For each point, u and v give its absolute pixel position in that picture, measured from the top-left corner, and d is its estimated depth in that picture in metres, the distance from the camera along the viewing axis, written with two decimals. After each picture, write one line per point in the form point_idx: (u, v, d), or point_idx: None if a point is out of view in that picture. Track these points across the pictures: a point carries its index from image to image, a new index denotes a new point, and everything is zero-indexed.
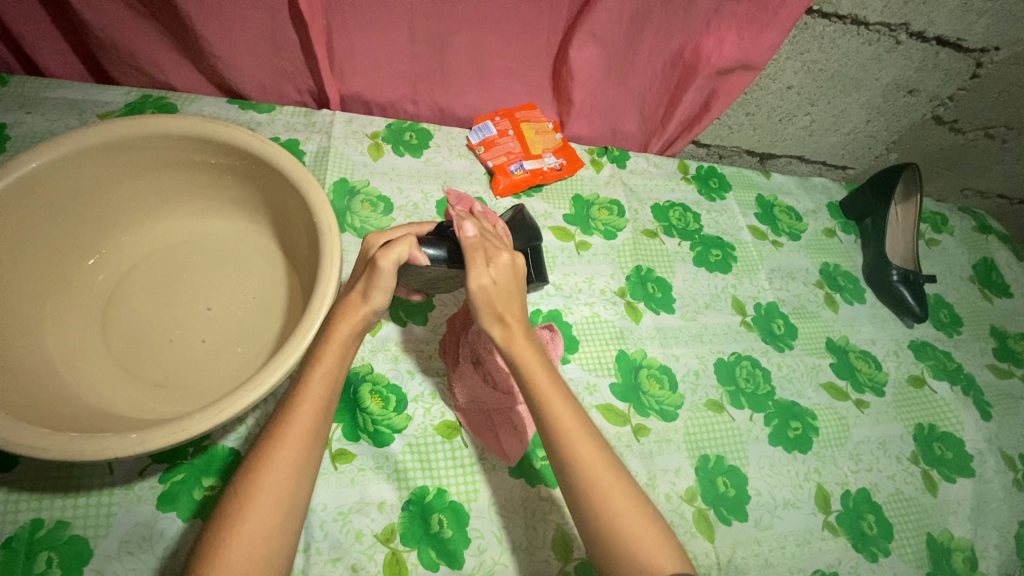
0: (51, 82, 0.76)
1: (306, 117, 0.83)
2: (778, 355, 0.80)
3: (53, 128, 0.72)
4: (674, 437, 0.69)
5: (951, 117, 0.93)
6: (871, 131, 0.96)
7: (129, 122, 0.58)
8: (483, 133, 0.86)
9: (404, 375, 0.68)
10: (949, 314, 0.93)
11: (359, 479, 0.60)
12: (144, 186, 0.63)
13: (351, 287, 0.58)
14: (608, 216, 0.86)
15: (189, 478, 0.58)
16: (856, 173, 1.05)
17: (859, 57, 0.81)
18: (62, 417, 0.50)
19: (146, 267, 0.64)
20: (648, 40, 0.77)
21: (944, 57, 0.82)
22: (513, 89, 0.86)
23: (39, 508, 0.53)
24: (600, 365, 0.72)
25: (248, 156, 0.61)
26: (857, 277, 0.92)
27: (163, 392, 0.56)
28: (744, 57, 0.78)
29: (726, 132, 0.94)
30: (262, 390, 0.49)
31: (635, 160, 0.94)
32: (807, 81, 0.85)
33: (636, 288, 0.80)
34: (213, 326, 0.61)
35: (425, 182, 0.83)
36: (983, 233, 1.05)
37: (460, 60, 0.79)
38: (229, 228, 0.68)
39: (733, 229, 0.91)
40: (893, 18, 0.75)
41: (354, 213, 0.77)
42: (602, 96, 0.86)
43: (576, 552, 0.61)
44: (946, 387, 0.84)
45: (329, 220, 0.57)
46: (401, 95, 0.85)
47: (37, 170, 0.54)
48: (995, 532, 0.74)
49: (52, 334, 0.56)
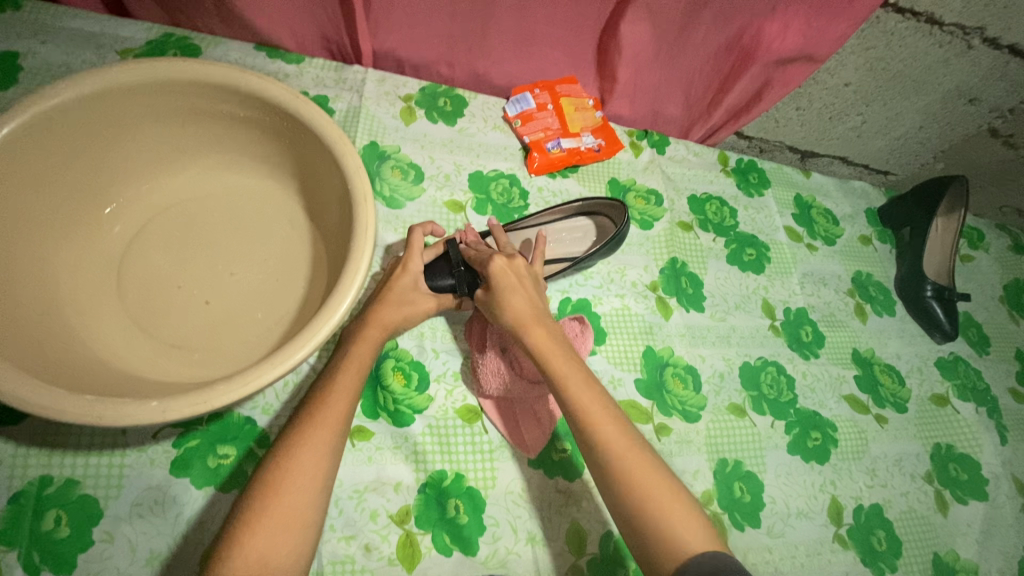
0: (67, 11, 0.71)
1: (337, 72, 0.79)
2: (804, 363, 0.78)
3: (70, 63, 0.68)
4: (695, 438, 0.68)
5: (1007, 131, 0.89)
6: (922, 138, 0.91)
7: (154, 64, 0.53)
8: (521, 106, 0.81)
9: (427, 354, 0.66)
10: (977, 334, 0.91)
11: (376, 458, 0.59)
12: (168, 131, 0.59)
13: (393, 287, 0.58)
14: (644, 206, 0.83)
15: (204, 445, 0.56)
16: (897, 179, 1.01)
17: (926, 58, 0.76)
18: (76, 375, 0.47)
19: (163, 220, 0.60)
20: (706, 20, 0.72)
21: (1013, 67, 0.78)
22: (556, 61, 0.81)
23: (48, 465, 0.52)
24: (626, 360, 0.70)
25: (281, 112, 0.57)
26: (889, 289, 0.90)
27: (180, 355, 0.54)
28: (807, 47, 0.74)
29: (772, 125, 0.89)
30: (288, 364, 0.46)
31: (675, 147, 0.90)
32: (866, 79, 0.80)
33: (668, 282, 0.78)
34: (234, 292, 0.58)
35: (457, 153, 0.79)
36: (1017, 254, 1.03)
37: (505, 25, 0.74)
38: (252, 185, 0.64)
39: (769, 229, 0.88)
40: (969, 20, 0.71)
41: (384, 179, 0.74)
42: (648, 76, 0.82)
43: (590, 547, 0.61)
44: (968, 409, 0.83)
45: (364, 189, 0.54)
46: (437, 56, 0.80)
47: (60, 106, 0.50)
48: (1000, 557, 0.74)
49: (67, 286, 0.53)
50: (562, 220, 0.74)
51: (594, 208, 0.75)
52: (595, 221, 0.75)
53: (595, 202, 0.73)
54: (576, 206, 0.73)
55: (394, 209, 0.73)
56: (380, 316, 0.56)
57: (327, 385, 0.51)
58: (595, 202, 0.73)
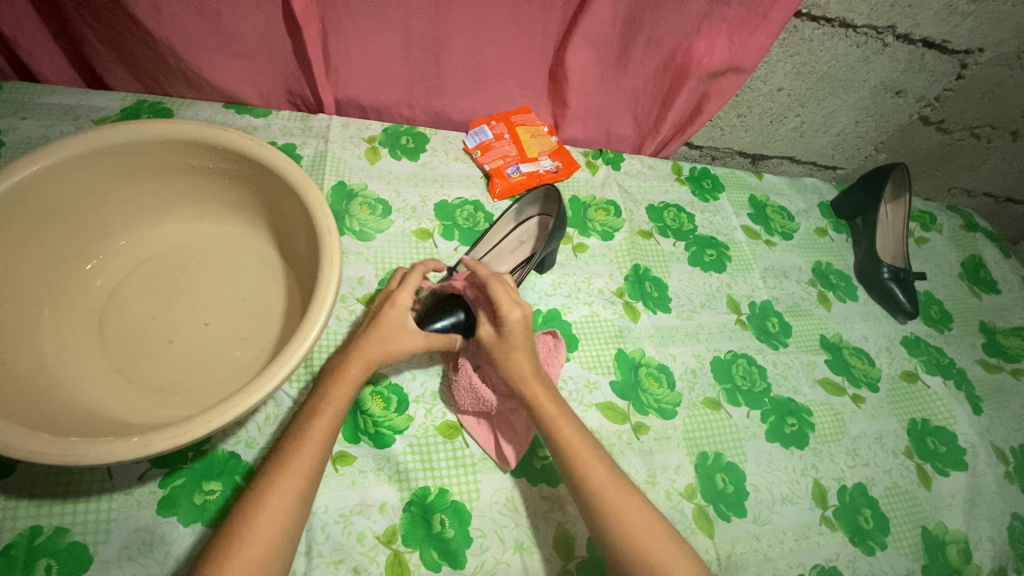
0: (44, 88, 0.76)
1: (303, 122, 0.84)
2: (773, 353, 0.81)
3: (48, 134, 0.72)
4: (673, 434, 0.70)
5: (937, 118, 0.95)
6: (861, 132, 0.97)
7: (125, 127, 0.58)
8: (479, 137, 0.87)
9: (405, 376, 0.68)
10: (940, 311, 0.94)
11: (360, 480, 0.60)
12: (144, 189, 0.63)
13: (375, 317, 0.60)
14: (604, 218, 0.87)
15: (189, 482, 0.58)
16: (845, 173, 1.07)
17: (847, 59, 0.82)
18: (62, 422, 0.49)
19: (140, 274, 0.63)
20: (641, 43, 0.78)
21: (930, 59, 0.84)
22: (509, 93, 0.86)
23: (38, 515, 0.53)
24: (600, 363, 0.73)
25: (247, 160, 0.61)
26: (849, 276, 0.94)
27: (163, 398, 0.56)
28: (735, 59, 0.79)
29: (718, 134, 0.95)
30: (263, 393, 0.48)
31: (630, 163, 0.95)
32: (797, 83, 0.86)
33: (633, 288, 0.81)
34: (213, 335, 0.60)
35: (422, 185, 0.84)
36: (970, 231, 1.07)
37: (456, 65, 0.79)
38: (224, 231, 0.68)
39: (727, 229, 0.92)
40: (879, 21, 0.77)
41: (352, 216, 0.78)
42: (596, 99, 0.87)
43: (578, 551, 0.62)
44: (938, 382, 0.85)
45: (327, 222, 0.58)
46: (397, 99, 0.85)
47: (36, 174, 0.54)
48: (988, 524, 0.75)
49: (50, 339, 0.56)
50: (513, 228, 0.80)
51: (528, 207, 0.80)
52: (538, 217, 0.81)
53: (526, 202, 0.78)
54: (513, 215, 0.78)
55: (364, 242, 0.76)
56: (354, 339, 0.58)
57: (309, 407, 0.53)
58: (523, 200, 0.78)
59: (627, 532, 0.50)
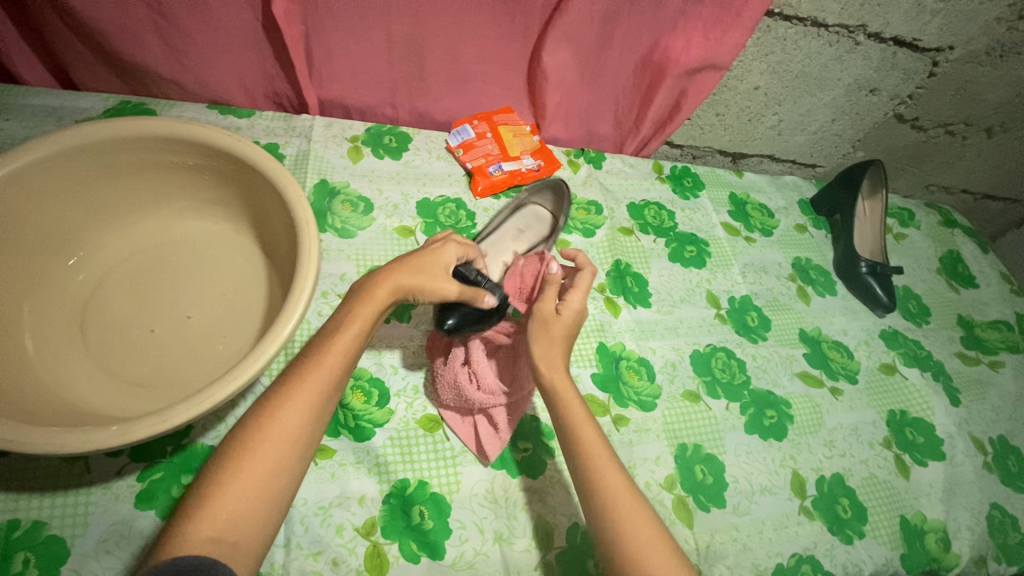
0: (28, 91, 0.76)
1: (286, 122, 0.84)
2: (752, 346, 0.82)
3: (30, 134, 0.73)
4: (653, 426, 0.71)
5: (912, 115, 0.97)
6: (838, 129, 0.99)
7: (105, 124, 0.58)
8: (461, 136, 0.88)
9: (386, 370, 0.69)
10: (918, 305, 0.95)
11: (340, 473, 0.61)
12: (124, 186, 0.64)
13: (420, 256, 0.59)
14: (585, 216, 0.88)
15: (168, 476, 0.58)
16: (824, 171, 1.10)
17: (820, 57, 0.84)
18: (42, 414, 0.50)
19: (123, 271, 0.63)
20: (618, 42, 0.80)
21: (901, 57, 0.86)
22: (490, 93, 0.88)
23: (15, 509, 0.53)
24: (581, 357, 0.73)
25: (227, 157, 0.62)
26: (828, 271, 0.95)
27: (144, 391, 0.56)
28: (710, 57, 0.80)
29: (698, 132, 0.97)
30: (240, 382, 0.49)
31: (611, 161, 0.96)
32: (773, 82, 0.88)
33: (614, 283, 0.82)
34: (194, 329, 0.61)
35: (404, 184, 0.85)
36: (948, 227, 1.09)
37: (438, 66, 0.80)
38: (205, 228, 0.69)
39: (707, 226, 0.94)
40: (850, 19, 0.79)
41: (334, 214, 0.78)
42: (577, 99, 0.89)
43: (557, 541, 0.62)
44: (916, 373, 0.87)
45: (306, 215, 0.58)
46: (380, 100, 0.86)
47: (16, 170, 0.54)
48: (967, 513, 0.76)
49: (30, 332, 0.56)
50: (508, 219, 0.79)
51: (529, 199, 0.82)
52: (536, 209, 0.83)
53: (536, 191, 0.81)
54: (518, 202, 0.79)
55: (346, 239, 0.77)
56: (397, 259, 0.58)
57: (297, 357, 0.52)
58: (544, 183, 0.81)
59: (602, 518, 0.51)
